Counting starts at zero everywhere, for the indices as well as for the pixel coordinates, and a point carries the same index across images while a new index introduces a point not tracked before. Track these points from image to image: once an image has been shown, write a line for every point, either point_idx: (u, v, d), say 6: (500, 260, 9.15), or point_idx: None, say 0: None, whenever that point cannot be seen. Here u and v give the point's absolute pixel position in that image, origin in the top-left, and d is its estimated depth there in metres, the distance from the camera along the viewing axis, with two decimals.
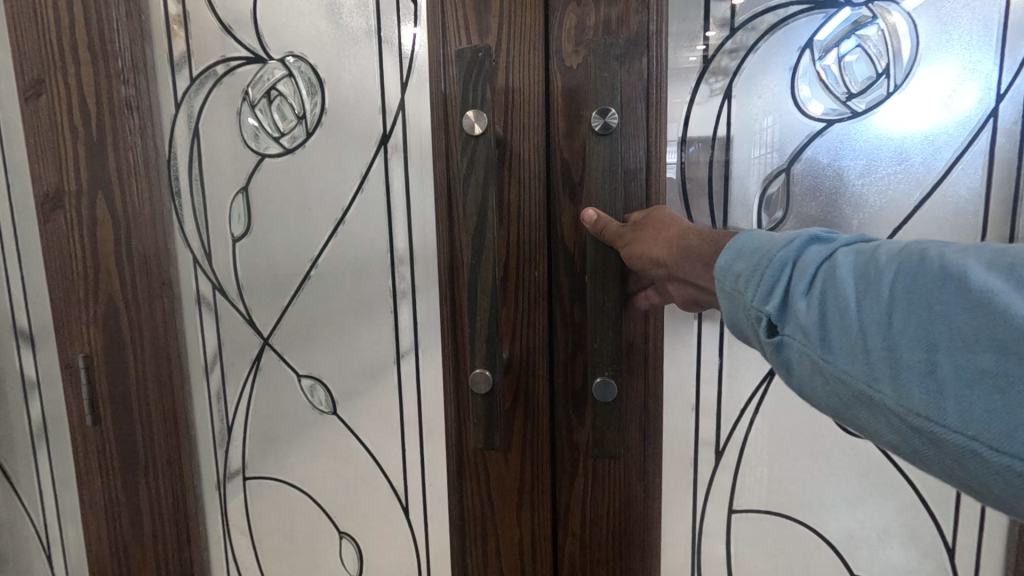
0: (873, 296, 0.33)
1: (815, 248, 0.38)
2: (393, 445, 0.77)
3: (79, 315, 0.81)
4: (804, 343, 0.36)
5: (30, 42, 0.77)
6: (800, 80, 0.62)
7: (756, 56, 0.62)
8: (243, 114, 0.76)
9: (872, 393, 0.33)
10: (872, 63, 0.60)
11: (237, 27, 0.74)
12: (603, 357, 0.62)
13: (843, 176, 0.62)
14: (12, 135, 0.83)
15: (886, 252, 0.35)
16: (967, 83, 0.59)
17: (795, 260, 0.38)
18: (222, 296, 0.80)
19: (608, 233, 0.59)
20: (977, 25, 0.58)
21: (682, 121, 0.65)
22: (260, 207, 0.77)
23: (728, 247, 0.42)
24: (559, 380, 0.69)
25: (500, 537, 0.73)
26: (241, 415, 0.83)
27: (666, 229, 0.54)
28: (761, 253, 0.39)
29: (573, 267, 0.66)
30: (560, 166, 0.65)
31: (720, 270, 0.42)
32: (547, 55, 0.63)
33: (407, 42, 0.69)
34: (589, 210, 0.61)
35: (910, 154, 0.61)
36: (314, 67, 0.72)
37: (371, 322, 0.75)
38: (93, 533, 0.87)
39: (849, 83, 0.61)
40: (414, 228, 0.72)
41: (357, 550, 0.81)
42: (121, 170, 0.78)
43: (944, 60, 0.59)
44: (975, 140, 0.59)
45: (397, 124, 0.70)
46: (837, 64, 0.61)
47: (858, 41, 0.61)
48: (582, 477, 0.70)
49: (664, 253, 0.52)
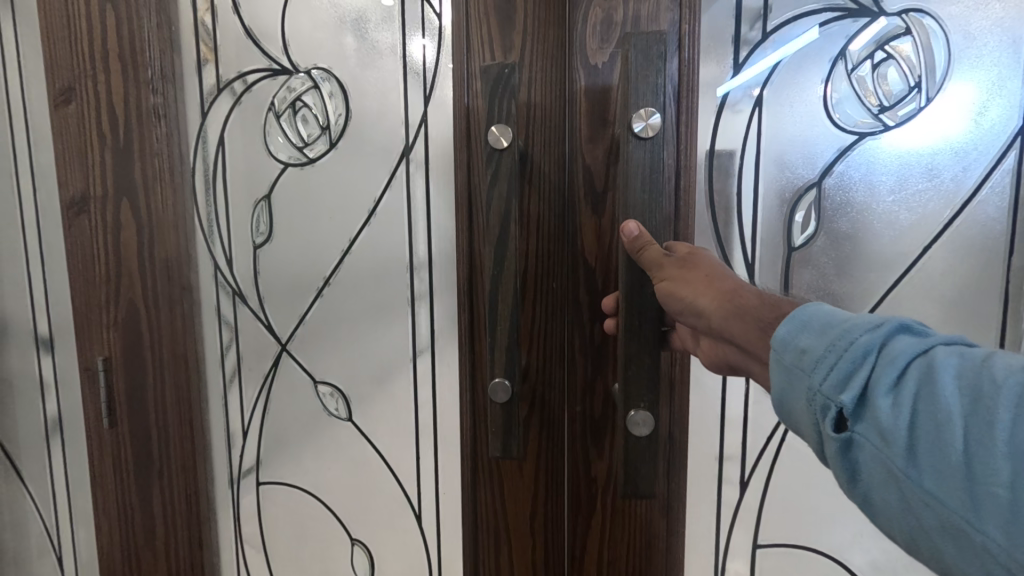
0: (982, 416, 0.31)
1: (905, 337, 0.35)
2: (408, 453, 0.77)
3: (100, 318, 0.82)
4: (880, 447, 0.33)
5: (62, 50, 0.79)
6: (836, 92, 0.63)
7: (788, 65, 0.63)
8: (268, 125, 0.77)
9: (954, 527, 0.31)
10: (905, 75, 0.61)
11: (264, 39, 0.76)
12: (636, 390, 0.61)
13: (874, 193, 0.63)
14: (41, 141, 0.84)
15: (1000, 367, 0.32)
16: (994, 103, 0.60)
17: (881, 348, 0.35)
18: (241, 301, 0.81)
19: (646, 255, 0.56)
20: (1005, 42, 0.59)
21: (710, 133, 0.65)
22: (282, 215, 0.78)
23: (795, 319, 0.40)
24: (577, 409, 0.69)
25: (513, 545, 0.73)
26: (256, 420, 0.83)
27: (719, 278, 0.51)
28: (838, 330, 0.37)
29: (594, 286, 0.67)
30: (584, 176, 0.65)
31: (782, 341, 0.39)
32: (574, 61, 0.64)
33: (432, 51, 0.70)
34: (630, 223, 0.57)
35: (940, 170, 0.62)
36: (338, 80, 0.74)
37: (389, 330, 0.76)
38: (104, 536, 0.87)
39: (884, 96, 0.62)
40: (435, 236, 0.72)
41: (368, 557, 0.81)
42: (147, 176, 0.79)
43: (972, 77, 0.60)
44: (1003, 159, 0.61)
45: (420, 136, 0.71)
46: (872, 77, 0.62)
47: (893, 52, 0.61)
48: (599, 514, 0.70)
49: (711, 306, 0.49)
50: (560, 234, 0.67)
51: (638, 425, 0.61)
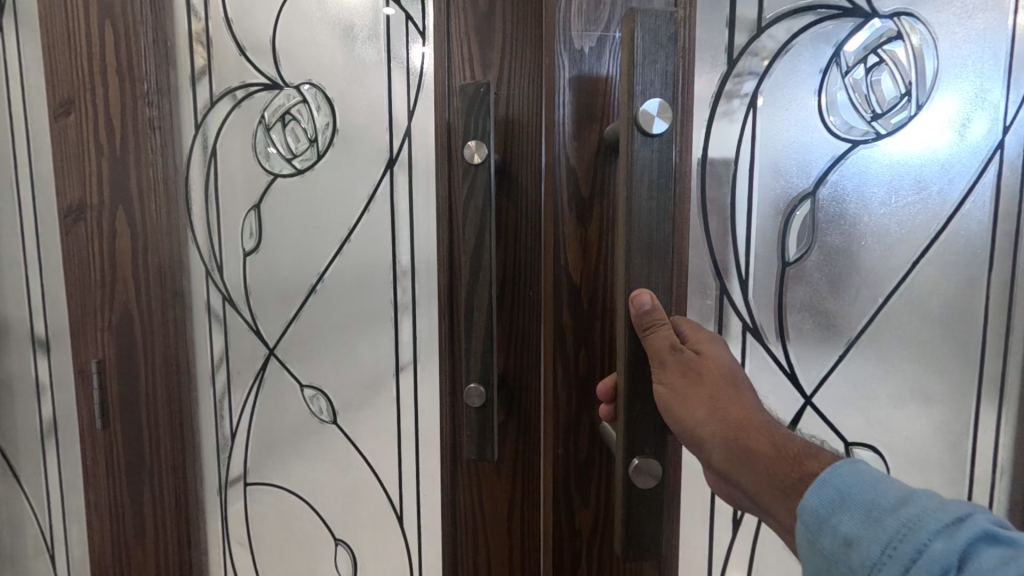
0: None
1: (986, 550, 0.31)
2: (390, 455, 0.79)
3: (95, 322, 0.85)
4: None
5: (63, 64, 0.82)
6: (830, 98, 0.62)
7: (783, 66, 0.62)
8: (259, 136, 0.80)
9: None
10: (897, 81, 0.61)
11: (256, 55, 0.79)
12: (639, 435, 0.53)
13: (866, 205, 0.62)
14: (40, 151, 0.87)
15: None
16: (977, 115, 0.61)
17: (959, 563, 0.32)
18: (231, 306, 0.84)
19: (656, 342, 0.51)
20: (987, 53, 0.60)
21: (702, 141, 0.63)
22: (271, 223, 0.81)
23: (842, 501, 0.37)
24: (559, 452, 0.67)
25: (491, 546, 0.75)
26: (245, 423, 0.86)
27: (722, 395, 0.49)
28: (895, 525, 0.34)
29: (579, 301, 0.66)
30: (568, 184, 0.64)
31: (828, 526, 0.37)
32: (559, 46, 0.62)
33: (416, 63, 0.72)
34: (642, 291, 0.52)
35: (927, 182, 0.62)
36: (327, 95, 0.77)
37: (373, 336, 0.78)
38: (95, 534, 0.89)
39: (878, 102, 0.61)
40: (417, 244, 0.75)
41: (352, 557, 0.84)
42: (143, 186, 0.82)
43: (957, 87, 0.61)
44: (984, 173, 0.61)
45: (404, 148, 0.74)
46: (866, 82, 0.61)
47: (886, 55, 0.61)
48: (586, 561, 0.70)
49: (713, 436, 0.47)
50: (538, 245, 0.70)
51: (645, 476, 0.53)
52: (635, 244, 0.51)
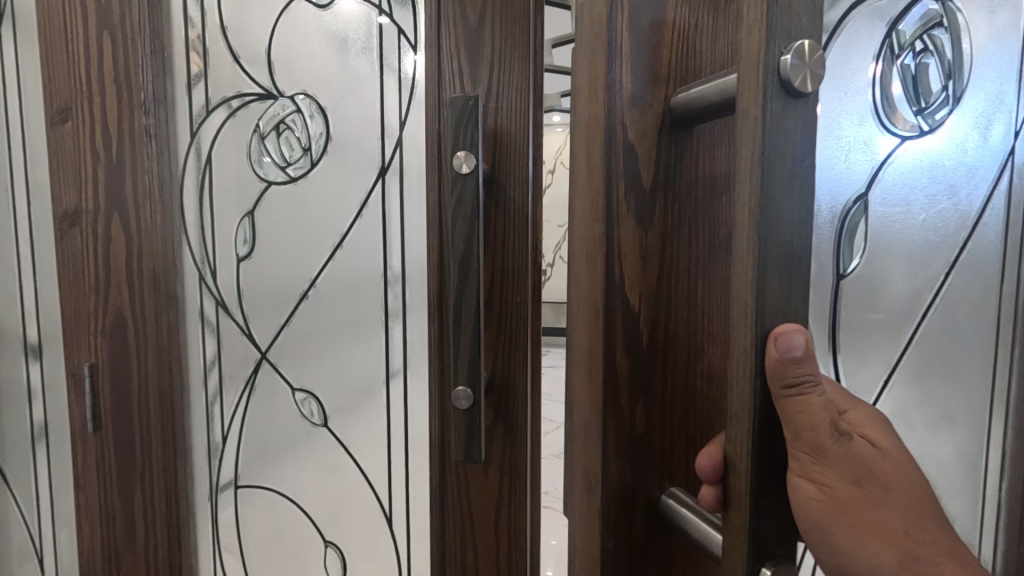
0: None
1: None
2: (379, 458, 0.81)
3: (88, 325, 0.86)
4: None
5: (61, 72, 0.83)
6: (886, 83, 0.51)
7: (840, 44, 0.50)
8: (253, 145, 0.82)
9: None
10: (940, 74, 0.53)
11: (251, 65, 0.81)
12: (771, 530, 0.32)
13: (910, 212, 0.54)
14: (37, 157, 0.89)
15: None
16: (998, 116, 0.55)
17: None
18: (224, 311, 0.85)
19: (801, 412, 0.31)
20: (1005, 56, 0.54)
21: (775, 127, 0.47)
22: (265, 229, 0.83)
23: None
24: (609, 547, 0.43)
25: (478, 548, 0.76)
26: (236, 426, 0.87)
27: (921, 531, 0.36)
28: None
29: (637, 335, 0.42)
30: (629, 167, 0.41)
31: None
32: None
33: (409, 70, 0.75)
34: (793, 326, 0.30)
35: (958, 186, 0.55)
36: (319, 104, 0.79)
37: (364, 340, 0.80)
38: (86, 536, 0.90)
39: (925, 95, 0.52)
40: (408, 249, 0.77)
41: (341, 559, 0.85)
42: (137, 192, 0.83)
43: (985, 86, 0.54)
44: (1001, 178, 0.56)
45: (395, 157, 0.76)
46: (914, 67, 0.52)
47: (930, 43, 0.52)
48: None
49: None
50: (525, 252, 0.72)
51: None
52: (773, 254, 0.29)
